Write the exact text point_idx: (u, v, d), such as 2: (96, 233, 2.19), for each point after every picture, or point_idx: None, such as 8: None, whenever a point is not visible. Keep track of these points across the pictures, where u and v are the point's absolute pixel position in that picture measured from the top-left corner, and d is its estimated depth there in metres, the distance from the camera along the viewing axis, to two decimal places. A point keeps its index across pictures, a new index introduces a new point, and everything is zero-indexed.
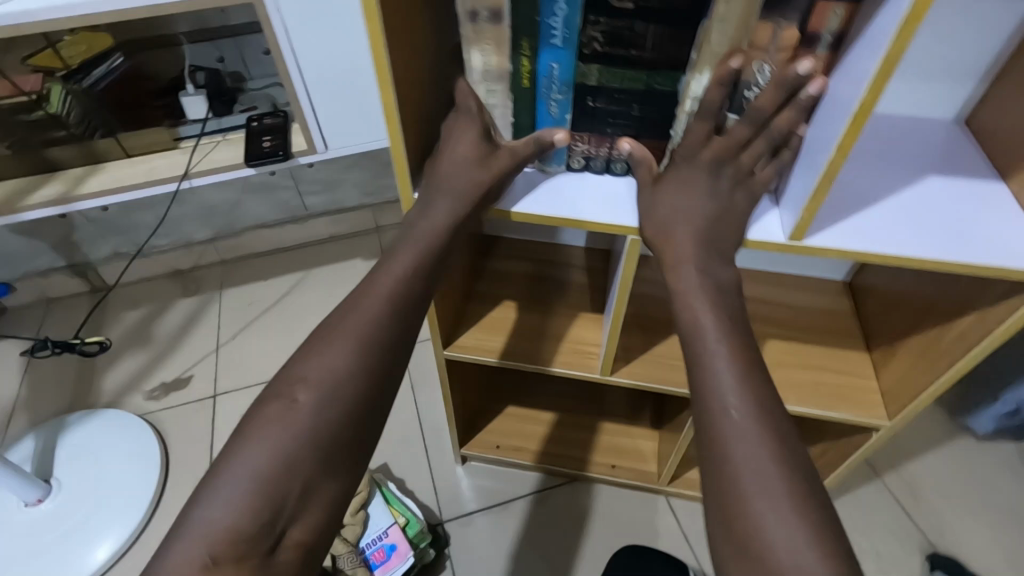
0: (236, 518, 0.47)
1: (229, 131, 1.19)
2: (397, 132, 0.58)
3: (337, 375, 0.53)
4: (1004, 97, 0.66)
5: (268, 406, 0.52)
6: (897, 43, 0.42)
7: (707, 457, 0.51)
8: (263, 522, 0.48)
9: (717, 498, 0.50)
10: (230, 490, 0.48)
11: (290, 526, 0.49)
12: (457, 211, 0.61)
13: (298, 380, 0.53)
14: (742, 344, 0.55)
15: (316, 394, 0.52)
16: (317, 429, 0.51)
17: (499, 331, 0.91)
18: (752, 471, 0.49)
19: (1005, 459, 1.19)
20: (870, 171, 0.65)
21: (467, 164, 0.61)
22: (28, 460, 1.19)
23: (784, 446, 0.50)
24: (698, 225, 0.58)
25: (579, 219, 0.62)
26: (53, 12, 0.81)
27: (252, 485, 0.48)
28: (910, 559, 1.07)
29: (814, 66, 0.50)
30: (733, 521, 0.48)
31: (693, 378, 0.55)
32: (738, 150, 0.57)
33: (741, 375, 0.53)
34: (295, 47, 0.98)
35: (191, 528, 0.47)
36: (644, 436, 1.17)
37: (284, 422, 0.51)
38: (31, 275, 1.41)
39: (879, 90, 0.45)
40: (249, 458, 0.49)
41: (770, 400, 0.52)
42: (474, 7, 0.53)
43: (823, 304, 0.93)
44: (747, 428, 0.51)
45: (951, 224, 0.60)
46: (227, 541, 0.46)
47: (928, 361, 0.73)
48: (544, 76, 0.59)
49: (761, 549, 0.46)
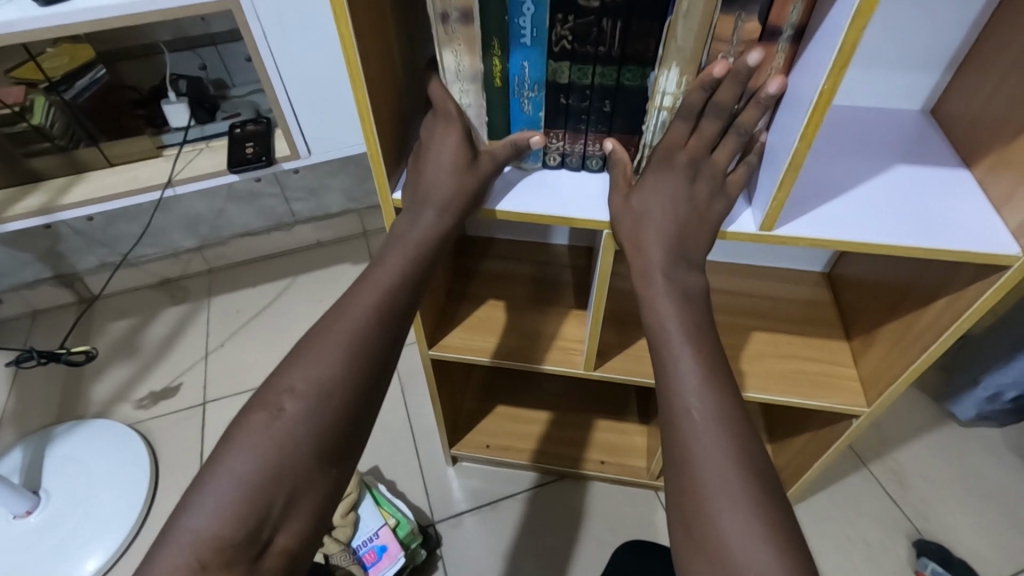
0: (219, 526, 0.45)
1: (212, 138, 1.21)
2: (374, 133, 0.58)
3: (324, 382, 0.52)
4: (966, 88, 0.67)
5: (252, 415, 0.50)
6: (851, 33, 0.43)
7: (675, 449, 0.52)
8: (250, 531, 0.45)
9: (683, 490, 0.50)
10: (212, 498, 0.46)
11: (276, 534, 0.47)
12: (436, 209, 0.61)
13: (285, 390, 0.51)
14: (708, 340, 0.56)
15: (304, 402, 0.50)
16: (304, 438, 0.49)
17: (484, 330, 0.91)
18: (718, 463, 0.50)
19: (989, 445, 1.20)
20: (839, 162, 0.66)
21: (444, 164, 0.61)
22: (16, 471, 1.18)
23: (745, 440, 0.51)
24: (670, 224, 0.58)
25: (565, 216, 0.63)
26: (32, 23, 0.81)
27: (238, 493, 0.46)
28: (897, 547, 1.08)
29: (762, 57, 0.51)
30: (700, 511, 0.49)
31: (661, 371, 0.56)
32: (710, 147, 0.58)
33: (708, 367, 0.54)
34: (275, 52, 0.99)
35: (174, 537, 0.44)
36: (633, 431, 1.18)
37: (269, 431, 0.49)
38: (17, 287, 1.40)
39: (838, 78, 0.46)
40: (234, 465, 0.47)
41: (733, 395, 0.53)
42: (445, 8, 0.54)
43: (803, 295, 0.94)
44: (712, 424, 0.51)
45: (917, 212, 0.61)
46: (211, 550, 0.44)
47: (902, 347, 0.74)
48: (516, 75, 0.60)
49: (736, 536, 0.47)
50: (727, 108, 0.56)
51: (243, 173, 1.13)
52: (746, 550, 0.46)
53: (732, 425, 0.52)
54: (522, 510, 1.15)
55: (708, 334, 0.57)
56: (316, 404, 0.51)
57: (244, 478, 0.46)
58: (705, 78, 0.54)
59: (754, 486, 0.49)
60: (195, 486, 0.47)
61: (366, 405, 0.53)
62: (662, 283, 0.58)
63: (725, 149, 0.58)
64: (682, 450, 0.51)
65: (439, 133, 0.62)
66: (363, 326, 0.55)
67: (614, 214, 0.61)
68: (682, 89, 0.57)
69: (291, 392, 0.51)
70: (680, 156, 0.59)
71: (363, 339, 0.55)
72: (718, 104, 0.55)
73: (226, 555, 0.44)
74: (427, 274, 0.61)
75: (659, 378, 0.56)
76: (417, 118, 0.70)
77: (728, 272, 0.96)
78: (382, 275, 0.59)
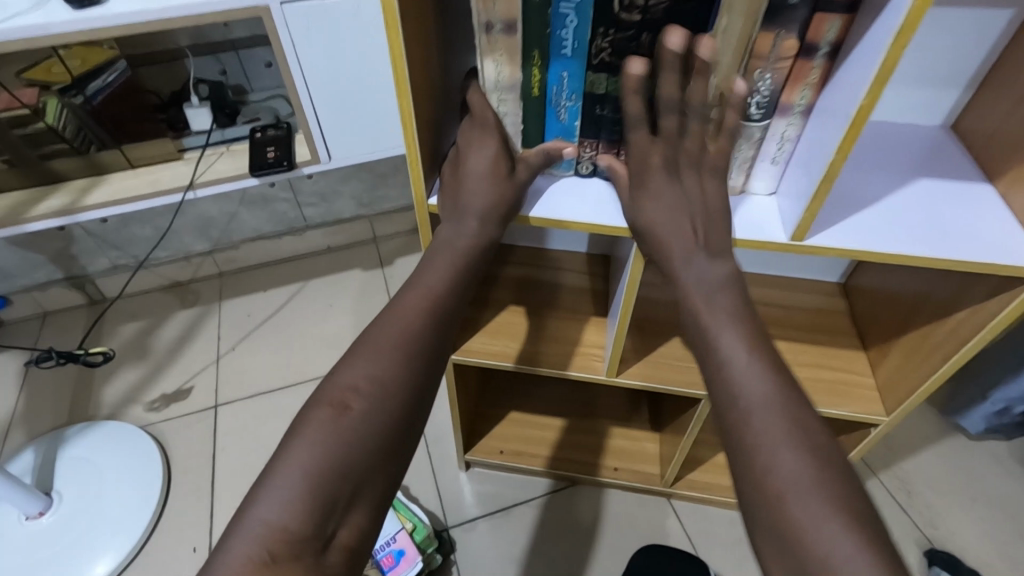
0: (289, 518, 0.45)
1: (233, 142, 1.23)
2: (415, 138, 0.60)
3: (375, 380, 0.53)
4: (986, 105, 0.69)
5: (317, 411, 0.50)
6: (893, 50, 0.45)
7: (729, 425, 0.53)
8: (316, 524, 0.46)
9: (741, 464, 0.51)
10: (280, 492, 0.46)
11: (339, 529, 0.47)
12: (478, 216, 0.62)
13: (349, 388, 0.52)
14: (749, 316, 0.57)
15: (370, 399, 0.51)
16: (365, 434, 0.50)
17: (505, 335, 0.92)
18: (772, 434, 0.50)
19: (998, 458, 1.21)
20: (865, 174, 0.68)
21: (483, 169, 0.63)
22: (27, 473, 1.17)
23: (797, 409, 0.52)
24: (681, 219, 0.60)
25: (557, 219, 0.66)
26: (67, 26, 0.82)
27: (303, 486, 0.46)
28: (907, 555, 1.09)
29: (678, 37, 0.52)
30: (760, 482, 0.49)
31: (704, 351, 0.57)
32: (678, 137, 0.59)
33: (750, 340, 0.56)
34: (300, 58, 1.00)
35: (244, 526, 0.45)
36: (646, 438, 1.18)
37: (337, 427, 0.49)
38: (29, 288, 1.40)
39: (877, 94, 0.48)
40: (296, 459, 0.47)
41: (779, 366, 0.54)
42: (489, 19, 0.56)
43: (819, 304, 0.95)
44: (761, 396, 0.52)
45: (943, 223, 0.63)
46: (278, 541, 0.44)
47: (920, 355, 0.76)
48: (554, 84, 0.61)
49: (802, 507, 0.47)
50: (674, 99, 0.56)
51: (264, 177, 1.14)
52: (818, 519, 0.46)
53: (785, 398, 0.52)
54: (537, 515, 1.15)
55: (749, 310, 0.58)
56: (382, 403, 0.52)
57: (309, 471, 0.47)
58: (632, 81, 0.56)
59: (817, 454, 0.49)
60: (259, 481, 0.47)
61: (417, 405, 0.54)
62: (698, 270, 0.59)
63: (694, 136, 0.59)
64: (736, 426, 0.52)
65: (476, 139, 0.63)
66: (405, 327, 0.56)
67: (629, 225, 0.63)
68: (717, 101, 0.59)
69: (352, 391, 0.52)
70: (652, 160, 0.60)
71: (403, 343, 0.55)
72: (667, 98, 0.56)
73: (292, 545, 0.44)
74: (466, 280, 0.62)
75: (703, 357, 0.57)
76: (451, 121, 0.71)
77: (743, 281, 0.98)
78: (423, 280, 0.60)
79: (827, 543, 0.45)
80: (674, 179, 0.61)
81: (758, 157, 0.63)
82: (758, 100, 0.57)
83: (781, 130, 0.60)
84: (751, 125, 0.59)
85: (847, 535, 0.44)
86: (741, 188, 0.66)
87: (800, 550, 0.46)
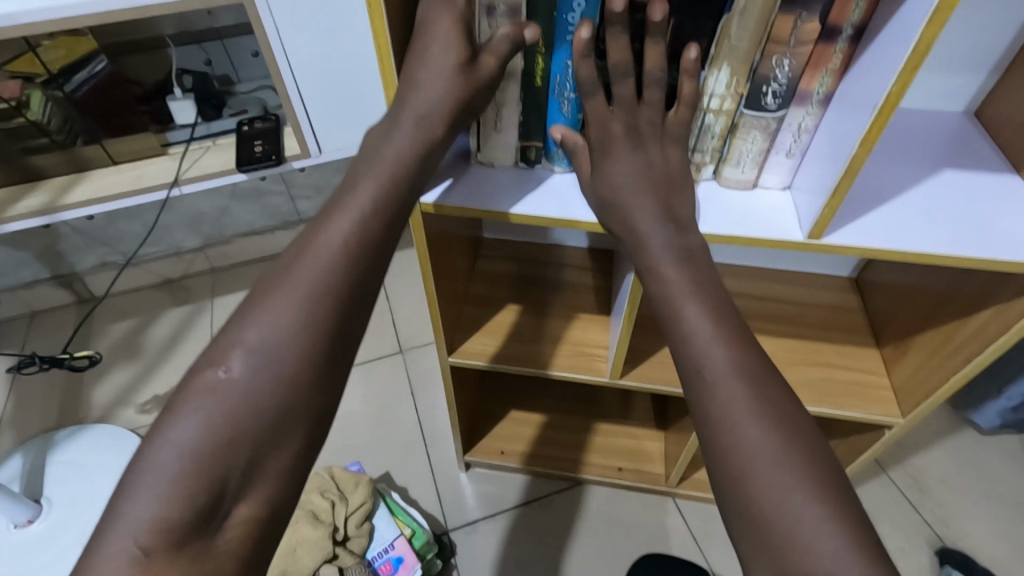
0: (163, 506, 0.39)
1: (218, 136, 1.17)
2: (390, 57, 0.52)
3: (280, 334, 0.44)
4: (1012, 90, 0.65)
5: (198, 374, 0.43)
6: (927, 34, 0.41)
7: (702, 414, 0.51)
8: (201, 505, 0.39)
9: (720, 469, 0.49)
10: (155, 474, 0.39)
11: (235, 505, 0.41)
12: (413, 114, 0.52)
13: (232, 344, 0.44)
14: (717, 294, 0.54)
15: (250, 359, 0.43)
16: (254, 394, 0.43)
17: (502, 334, 0.89)
18: (748, 425, 0.48)
19: (1011, 454, 1.19)
20: (886, 166, 0.64)
21: (471, 91, 0.53)
22: (15, 479, 1.14)
23: (769, 396, 0.50)
24: (645, 194, 0.57)
25: (572, 220, 0.62)
26: (36, 15, 0.78)
27: (183, 464, 0.40)
28: (919, 555, 1.07)
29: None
30: (741, 488, 0.47)
31: (671, 330, 0.54)
32: (636, 103, 0.56)
33: (718, 320, 0.52)
34: (286, 46, 0.96)
35: (118, 523, 0.38)
36: (651, 436, 1.15)
37: (216, 393, 0.42)
38: (15, 287, 1.36)
39: (907, 82, 0.44)
40: (179, 436, 0.40)
41: (748, 347, 0.52)
42: (491, 0, 0.53)
43: (830, 300, 0.92)
44: (731, 383, 0.50)
45: (968, 218, 0.59)
46: (155, 532, 0.38)
47: (942, 357, 0.73)
48: (558, 73, 0.58)
49: (784, 514, 0.45)
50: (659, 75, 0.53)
51: (252, 171, 1.10)
52: (802, 526, 0.44)
53: (752, 380, 0.50)
54: (539, 517, 1.12)
55: (715, 286, 0.55)
56: (263, 360, 0.43)
57: (186, 447, 0.40)
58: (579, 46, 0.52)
59: (794, 444, 0.48)
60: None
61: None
62: (659, 251, 0.56)
63: (652, 106, 0.56)
64: (708, 416, 0.50)
65: (458, 43, 0.52)
66: None
67: (597, 203, 0.59)
68: (732, 90, 0.55)
69: (241, 350, 0.44)
70: (613, 125, 0.57)
71: None
72: (617, 64, 0.53)
73: (173, 531, 0.38)
74: None
75: (670, 337, 0.54)
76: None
77: (751, 276, 0.94)
78: (353, 187, 0.50)
79: (809, 541, 0.44)
80: (640, 149, 0.58)
81: (772, 150, 0.59)
82: (774, 89, 0.54)
83: (798, 120, 0.56)
84: (766, 115, 0.56)
85: (828, 534, 0.43)
86: (753, 182, 0.62)
87: (784, 559, 0.44)
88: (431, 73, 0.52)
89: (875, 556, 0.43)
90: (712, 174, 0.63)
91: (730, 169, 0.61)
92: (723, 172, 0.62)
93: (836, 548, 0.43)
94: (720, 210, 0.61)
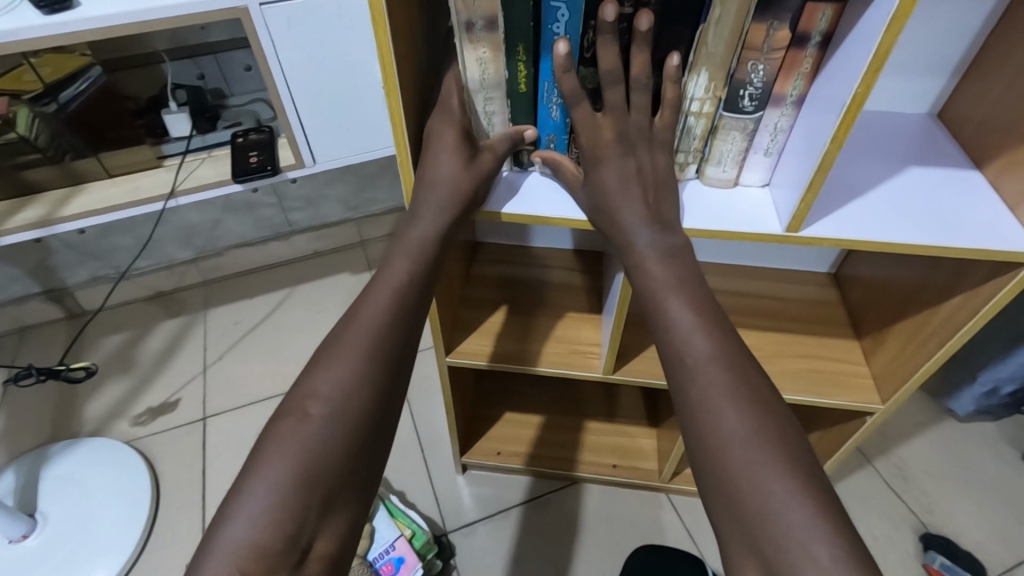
0: (258, 534, 0.45)
1: (214, 148, 1.19)
2: (394, 67, 0.53)
3: (323, 384, 0.52)
4: (971, 92, 0.70)
5: (284, 421, 0.50)
6: (887, 37, 0.45)
7: (683, 396, 0.56)
8: (291, 536, 0.46)
9: (700, 450, 0.54)
10: (255, 503, 0.46)
11: (313, 539, 0.47)
12: (431, 201, 0.61)
13: (309, 394, 0.52)
14: (697, 287, 0.59)
15: (328, 405, 0.51)
16: (333, 443, 0.50)
17: (499, 335, 0.91)
18: (724, 406, 0.53)
19: (989, 440, 1.23)
20: (857, 163, 0.68)
21: (477, 182, 0.61)
22: (9, 494, 1.14)
23: (743, 378, 0.54)
24: (633, 195, 0.60)
25: (565, 219, 0.66)
26: (39, 31, 0.80)
27: (243, 492, 0.47)
28: (905, 540, 1.10)
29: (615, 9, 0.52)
30: (720, 468, 0.52)
31: (654, 320, 0.59)
32: (625, 109, 0.59)
33: (698, 309, 0.57)
34: (282, 61, 0.98)
35: (212, 553, 0.45)
36: (643, 434, 1.18)
37: (304, 432, 0.49)
38: (6, 303, 1.36)
39: (871, 83, 0.48)
40: (272, 469, 0.48)
41: (725, 332, 0.57)
42: (470, 17, 0.55)
43: (810, 294, 0.96)
44: (709, 366, 0.55)
45: (934, 210, 0.63)
46: (234, 552, 0.45)
47: (916, 343, 0.77)
48: (546, 80, 0.62)
49: (757, 487, 0.50)
50: (644, 79, 0.57)
51: (248, 182, 1.12)
52: (772, 498, 0.49)
53: (727, 364, 0.55)
54: (536, 517, 1.14)
55: (696, 279, 0.59)
56: None
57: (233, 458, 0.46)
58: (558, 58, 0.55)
59: (767, 423, 0.52)
60: None
61: (385, 405, 0.54)
62: (646, 249, 0.60)
63: (638, 111, 0.59)
64: (688, 397, 0.55)
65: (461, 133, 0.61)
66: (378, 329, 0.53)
67: (588, 206, 0.63)
68: (710, 94, 0.59)
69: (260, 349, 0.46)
70: (602, 132, 0.60)
71: (384, 352, 0.55)
72: (610, 71, 0.56)
73: None
74: (431, 279, 0.61)
75: (654, 326, 0.59)
76: None
77: (736, 274, 0.98)
78: None
79: (780, 512, 0.48)
80: (626, 153, 0.61)
81: (751, 150, 0.63)
82: (750, 92, 0.58)
83: (774, 121, 0.60)
84: (744, 117, 0.59)
85: (798, 506, 0.48)
86: (734, 181, 0.66)
87: (759, 533, 0.48)
88: (444, 174, 0.60)
89: (837, 523, 0.47)
90: (695, 173, 0.67)
91: (712, 168, 0.65)
92: (705, 171, 0.66)
93: (803, 518, 0.47)
94: (704, 207, 0.65)
